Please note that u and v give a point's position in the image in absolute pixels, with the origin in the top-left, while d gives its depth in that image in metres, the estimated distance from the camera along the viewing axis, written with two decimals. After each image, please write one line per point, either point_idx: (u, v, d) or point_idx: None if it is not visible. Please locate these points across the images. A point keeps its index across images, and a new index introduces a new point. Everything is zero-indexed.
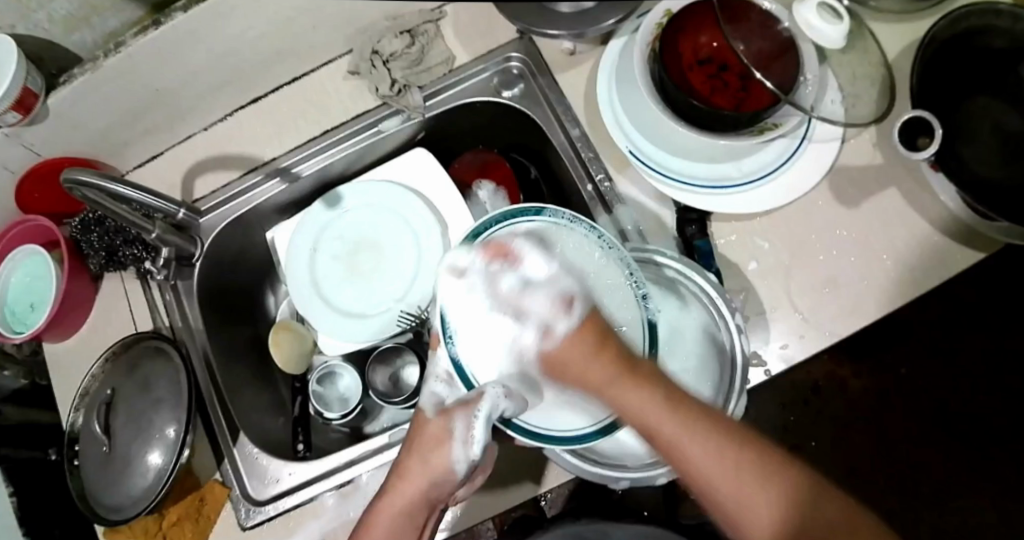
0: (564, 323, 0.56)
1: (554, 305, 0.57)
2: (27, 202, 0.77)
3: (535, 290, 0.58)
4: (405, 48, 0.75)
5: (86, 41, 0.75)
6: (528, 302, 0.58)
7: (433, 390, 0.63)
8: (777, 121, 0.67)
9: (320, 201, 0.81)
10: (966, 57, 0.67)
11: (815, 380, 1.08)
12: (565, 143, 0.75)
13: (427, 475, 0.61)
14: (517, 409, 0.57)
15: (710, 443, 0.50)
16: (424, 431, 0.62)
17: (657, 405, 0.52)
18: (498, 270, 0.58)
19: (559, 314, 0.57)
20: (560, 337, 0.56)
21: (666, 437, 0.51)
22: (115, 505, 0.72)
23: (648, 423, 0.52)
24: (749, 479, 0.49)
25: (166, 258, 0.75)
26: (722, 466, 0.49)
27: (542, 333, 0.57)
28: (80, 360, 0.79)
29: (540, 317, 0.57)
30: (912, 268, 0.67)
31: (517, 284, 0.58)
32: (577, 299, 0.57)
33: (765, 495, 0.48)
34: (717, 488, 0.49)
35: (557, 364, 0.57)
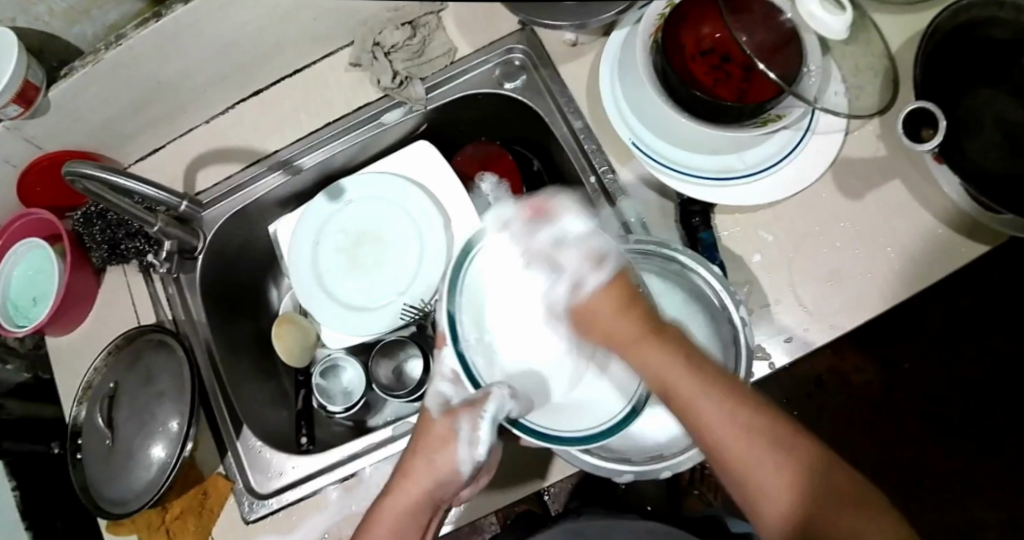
0: (595, 279, 0.59)
1: (586, 262, 0.60)
2: (29, 196, 0.77)
3: (571, 246, 0.60)
4: (407, 39, 0.75)
5: (87, 34, 0.75)
6: (563, 256, 0.61)
7: (439, 389, 0.63)
8: (780, 113, 0.66)
9: (323, 193, 0.80)
10: (970, 48, 0.67)
11: (818, 373, 1.09)
12: (567, 135, 0.75)
13: (433, 473, 0.61)
14: (524, 410, 0.57)
15: (729, 401, 0.52)
16: (429, 431, 0.62)
17: (678, 363, 0.54)
18: (536, 226, 0.61)
19: (589, 270, 0.59)
20: (590, 291, 0.59)
21: (683, 391, 0.53)
22: (117, 499, 0.72)
23: (666, 377, 0.54)
24: (762, 441, 0.50)
25: (168, 251, 0.75)
26: (738, 425, 0.51)
27: (573, 286, 0.60)
28: (83, 353, 0.79)
29: (573, 272, 0.60)
30: (915, 260, 0.67)
31: (551, 240, 0.61)
32: (609, 257, 0.60)
33: (778, 455, 0.50)
34: (732, 446, 0.51)
35: (588, 317, 0.60)
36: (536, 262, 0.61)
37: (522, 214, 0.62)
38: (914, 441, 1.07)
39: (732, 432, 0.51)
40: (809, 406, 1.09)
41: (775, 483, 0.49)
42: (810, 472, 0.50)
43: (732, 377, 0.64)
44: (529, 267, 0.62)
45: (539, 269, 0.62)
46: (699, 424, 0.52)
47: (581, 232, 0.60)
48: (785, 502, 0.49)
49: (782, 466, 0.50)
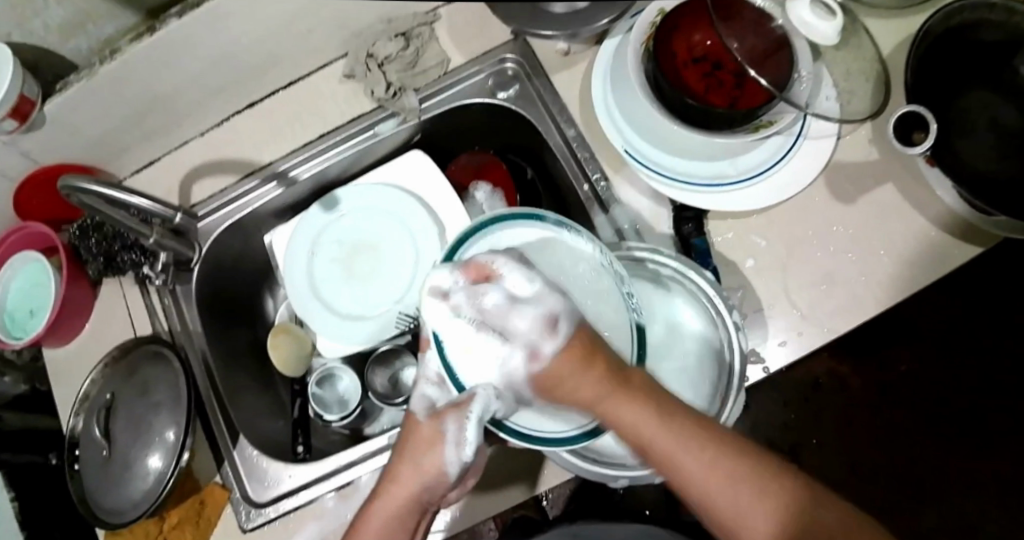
0: (551, 346, 0.54)
1: (541, 326, 0.54)
2: (27, 209, 0.77)
3: (520, 308, 0.55)
4: (400, 50, 0.76)
5: (83, 48, 0.75)
6: (514, 319, 0.55)
7: (424, 392, 0.60)
8: (772, 118, 0.67)
9: (318, 203, 0.81)
10: (960, 52, 0.67)
11: (815, 376, 1.10)
12: (560, 145, 0.75)
13: (419, 477, 0.59)
14: (507, 410, 0.56)
15: (710, 453, 0.51)
16: (415, 434, 0.59)
17: (650, 418, 0.52)
18: (479, 290, 0.55)
19: (545, 336, 0.54)
20: (546, 360, 0.54)
21: (660, 450, 0.51)
22: (113, 509, 0.72)
23: (642, 436, 0.52)
24: (746, 488, 0.50)
25: (164, 263, 0.75)
26: (722, 477, 0.50)
27: (529, 354, 0.55)
28: (79, 366, 0.79)
29: (526, 337, 0.55)
30: (909, 264, 0.67)
31: (502, 302, 0.55)
32: (562, 318, 0.54)
33: (765, 501, 0.49)
34: (719, 501, 0.50)
35: (552, 382, 0.54)
36: (488, 325, 0.56)
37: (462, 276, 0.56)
38: (912, 442, 1.07)
39: (721, 491, 0.50)
40: (806, 409, 1.09)
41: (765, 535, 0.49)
42: (801, 515, 0.49)
43: (725, 382, 0.64)
44: (483, 330, 0.56)
45: (495, 333, 0.56)
46: (683, 481, 0.51)
47: (531, 292, 0.54)
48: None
49: (772, 513, 0.49)
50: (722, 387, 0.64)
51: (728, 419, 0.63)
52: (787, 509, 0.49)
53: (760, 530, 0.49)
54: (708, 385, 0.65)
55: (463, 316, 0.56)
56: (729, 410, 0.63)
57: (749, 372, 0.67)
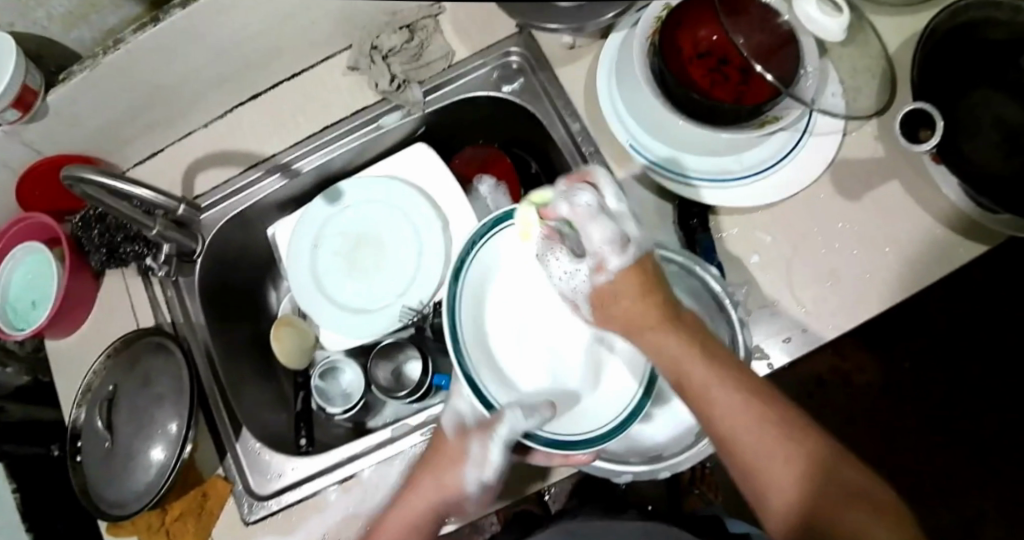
0: (617, 260, 0.56)
1: (610, 240, 0.56)
2: (27, 200, 0.77)
3: (603, 219, 0.56)
4: (405, 42, 0.75)
5: (86, 39, 0.75)
6: (591, 228, 0.56)
7: (456, 408, 0.63)
8: (777, 114, 0.66)
9: (321, 196, 0.80)
10: (969, 49, 0.67)
11: (819, 374, 1.10)
12: (565, 138, 0.75)
13: (439, 494, 0.60)
14: (544, 420, 0.60)
15: (742, 392, 0.51)
16: (441, 449, 0.62)
17: (692, 351, 0.53)
18: (574, 190, 0.57)
19: (611, 250, 0.56)
20: (611, 274, 0.56)
21: (697, 383, 0.52)
22: (116, 501, 0.72)
23: (681, 367, 0.53)
24: (773, 431, 0.49)
25: (167, 254, 0.75)
26: (751, 418, 0.50)
27: (594, 268, 0.57)
28: (82, 357, 0.79)
29: (595, 247, 0.56)
30: (914, 260, 0.67)
31: (590, 205, 0.56)
32: (633, 241, 0.56)
33: (789, 446, 0.49)
34: (744, 440, 0.50)
35: (608, 298, 0.57)
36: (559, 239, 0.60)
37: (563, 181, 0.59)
38: (914, 441, 1.07)
39: (741, 419, 0.50)
40: (808, 407, 1.09)
41: (786, 476, 0.48)
42: (821, 469, 0.48)
43: None
44: (549, 247, 0.62)
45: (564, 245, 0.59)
46: (713, 419, 0.51)
47: (618, 208, 0.57)
48: (793, 495, 0.48)
49: (793, 459, 0.49)
50: None
51: None
52: (812, 460, 0.48)
53: (779, 474, 0.48)
54: None
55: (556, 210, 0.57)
56: None
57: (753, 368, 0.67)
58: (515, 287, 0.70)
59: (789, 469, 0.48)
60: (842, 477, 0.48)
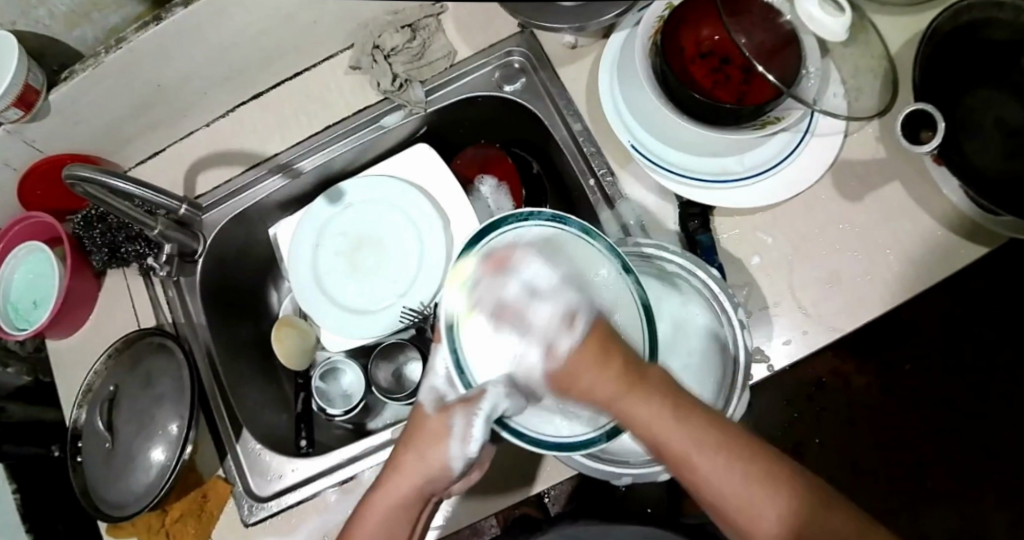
0: (567, 340, 0.55)
1: (557, 321, 0.56)
2: (30, 199, 0.77)
3: (539, 303, 0.56)
4: (406, 42, 0.75)
5: (87, 38, 0.75)
6: (533, 313, 0.57)
7: (433, 384, 0.61)
8: (779, 114, 0.66)
9: (323, 196, 0.81)
10: (971, 50, 0.67)
11: (819, 375, 1.09)
12: (567, 138, 0.75)
13: (424, 469, 0.60)
14: (517, 409, 0.54)
15: (721, 452, 0.50)
16: (423, 426, 0.60)
17: (667, 415, 0.52)
18: (500, 279, 0.57)
19: (560, 331, 0.55)
20: (564, 355, 0.55)
21: (676, 449, 0.51)
22: (117, 502, 0.72)
23: (655, 434, 0.52)
24: (755, 486, 0.49)
25: (168, 254, 0.75)
26: (733, 478, 0.50)
27: (546, 349, 0.56)
28: (83, 356, 0.79)
29: (543, 333, 0.56)
30: (915, 262, 0.66)
31: (522, 290, 0.56)
32: (580, 316, 0.55)
33: (772, 500, 0.49)
34: (727, 498, 0.50)
35: (568, 381, 0.55)
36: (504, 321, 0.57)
37: (484, 269, 0.57)
38: (915, 444, 1.07)
39: (722, 481, 0.50)
40: (810, 409, 1.09)
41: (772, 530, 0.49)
42: (806, 515, 0.49)
43: (729, 378, 0.64)
44: (500, 328, 0.57)
45: (508, 329, 0.57)
46: (696, 481, 0.51)
47: (553, 284, 0.56)
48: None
49: (778, 513, 0.49)
50: (728, 383, 0.64)
51: (734, 412, 0.63)
52: (796, 510, 0.49)
53: (762, 522, 0.49)
54: (712, 384, 0.64)
55: (482, 307, 0.57)
56: (734, 404, 0.63)
57: (753, 371, 0.67)
58: None
59: (774, 520, 0.49)
60: (826, 521, 0.48)
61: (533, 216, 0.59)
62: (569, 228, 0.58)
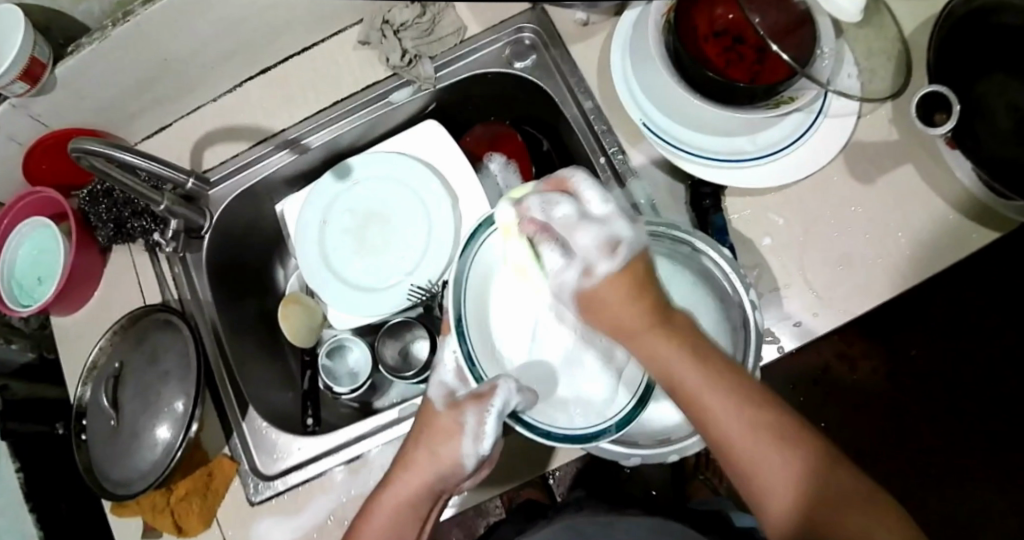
0: (607, 265, 0.56)
1: (599, 247, 0.56)
2: (35, 173, 0.77)
3: (587, 224, 0.56)
4: (416, 17, 0.74)
5: (94, 10, 0.73)
6: (577, 237, 0.57)
7: (442, 380, 0.63)
8: (793, 95, 0.65)
9: (330, 172, 0.80)
10: (985, 33, 0.66)
11: (825, 361, 1.09)
12: (577, 116, 0.74)
13: (436, 465, 0.60)
14: (527, 403, 0.58)
15: (736, 397, 0.50)
16: (433, 423, 0.61)
17: (686, 356, 0.52)
18: (555, 199, 0.57)
19: (601, 257, 0.56)
20: (601, 277, 0.56)
21: (688, 387, 0.51)
22: (122, 481, 0.72)
23: (671, 367, 0.53)
24: (774, 441, 0.49)
25: (175, 230, 0.74)
26: (746, 421, 0.49)
27: (584, 271, 0.57)
28: (88, 333, 0.79)
29: (582, 253, 0.57)
30: (926, 245, 0.66)
31: (572, 214, 0.56)
32: (623, 244, 0.56)
33: (787, 456, 0.48)
34: (742, 448, 0.49)
35: (596, 303, 0.56)
36: (545, 235, 0.58)
37: (537, 190, 0.58)
38: (919, 432, 1.07)
39: (735, 425, 0.49)
40: (815, 393, 1.09)
41: (782, 480, 0.48)
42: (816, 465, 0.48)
43: (741, 360, 0.63)
44: (540, 240, 0.58)
45: (552, 245, 0.58)
46: (705, 422, 0.51)
47: (601, 213, 0.56)
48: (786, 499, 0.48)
49: (791, 469, 0.48)
50: (739, 363, 0.63)
51: None
52: (805, 463, 0.48)
53: (773, 475, 0.48)
54: None
55: (533, 213, 0.57)
56: None
57: (764, 352, 0.66)
58: (507, 290, 0.65)
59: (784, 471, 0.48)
60: (841, 485, 0.47)
61: None
62: (595, 187, 0.60)
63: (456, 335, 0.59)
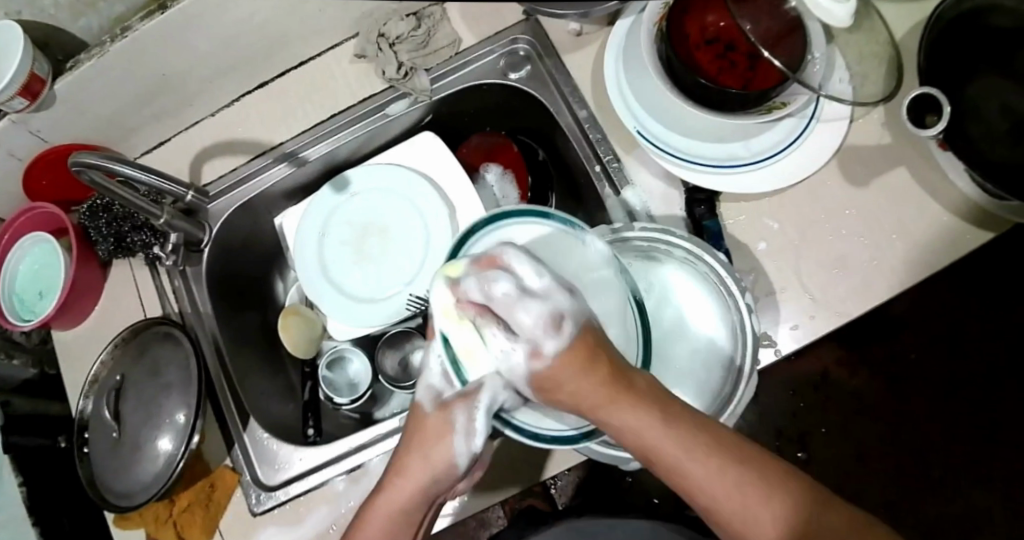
0: (553, 343, 0.51)
1: (542, 324, 0.51)
2: (36, 189, 0.77)
3: (529, 302, 0.51)
4: (411, 30, 0.75)
5: (93, 25, 0.74)
6: (518, 315, 0.52)
7: (429, 383, 0.59)
8: (785, 100, 0.66)
9: (328, 185, 0.80)
10: (974, 36, 0.67)
11: (824, 366, 1.09)
12: (572, 124, 0.75)
13: (429, 468, 0.59)
14: (516, 402, 0.56)
15: (715, 458, 0.49)
16: (423, 426, 0.59)
17: (657, 425, 0.50)
18: (485, 276, 0.52)
19: (546, 334, 0.51)
20: (550, 357, 0.51)
21: (665, 454, 0.50)
22: (125, 492, 0.72)
23: (644, 438, 0.50)
24: (756, 491, 0.49)
25: (175, 244, 0.75)
26: (730, 481, 0.49)
27: (531, 350, 0.52)
28: (89, 347, 0.79)
29: (528, 332, 0.51)
30: (921, 247, 0.67)
31: (510, 291, 0.51)
32: (568, 317, 0.51)
33: (773, 505, 0.49)
34: (726, 504, 0.49)
35: (550, 384, 0.52)
36: (487, 318, 0.54)
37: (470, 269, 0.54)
38: (919, 433, 1.07)
39: (717, 482, 0.49)
40: (816, 398, 1.09)
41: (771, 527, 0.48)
42: (801, 512, 0.49)
43: (735, 365, 0.64)
44: (481, 319, 0.54)
45: (493, 322, 0.54)
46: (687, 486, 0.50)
47: (543, 285, 0.52)
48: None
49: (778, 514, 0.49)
50: (734, 367, 0.64)
51: (741, 396, 0.63)
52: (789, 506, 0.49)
53: (762, 524, 0.49)
54: (720, 366, 0.65)
55: (467, 294, 0.53)
56: (741, 387, 0.63)
57: (761, 355, 0.67)
58: None
59: (773, 520, 0.49)
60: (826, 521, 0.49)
61: (549, 216, 0.60)
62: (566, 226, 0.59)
63: (441, 343, 0.56)
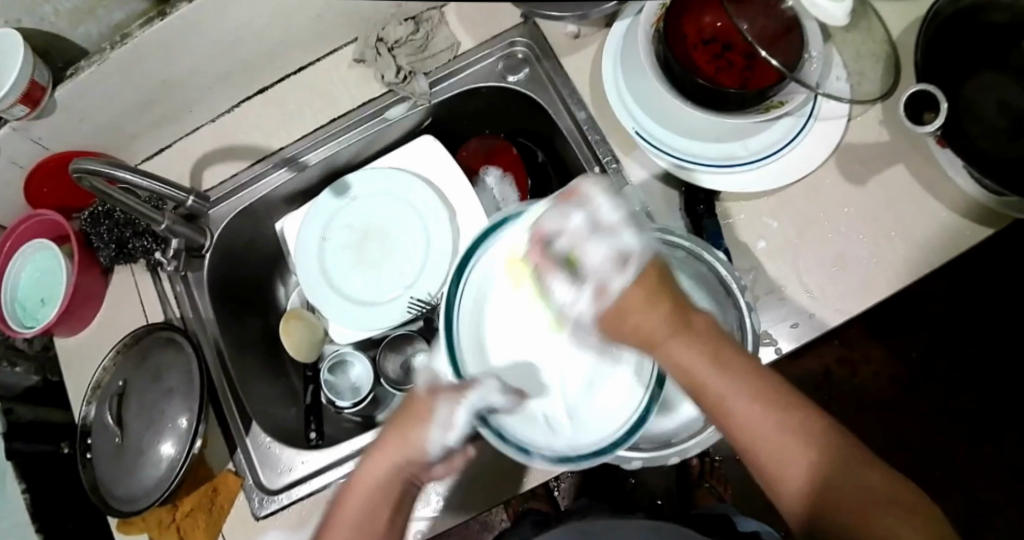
0: (620, 280, 0.54)
1: (610, 260, 0.55)
2: (37, 197, 0.77)
3: (599, 239, 0.55)
4: (410, 34, 0.75)
5: (92, 33, 0.74)
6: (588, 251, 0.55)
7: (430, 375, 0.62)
8: (783, 99, 0.66)
9: (328, 189, 0.81)
10: (972, 33, 0.67)
11: (826, 366, 1.10)
12: (571, 127, 0.75)
13: (403, 451, 0.57)
14: (510, 410, 0.59)
15: (761, 399, 0.51)
16: (409, 406, 0.59)
17: (706, 358, 0.52)
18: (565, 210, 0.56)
19: (613, 271, 0.54)
20: (614, 295, 0.54)
21: (708, 384, 0.52)
22: (127, 497, 0.72)
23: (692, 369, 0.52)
24: (790, 431, 0.49)
25: (177, 249, 0.75)
26: (769, 418, 0.50)
27: (598, 289, 0.55)
28: (91, 353, 0.79)
29: (594, 269, 0.55)
30: (919, 243, 0.67)
31: (585, 225, 0.55)
32: (634, 256, 0.55)
33: (804, 447, 0.49)
34: (760, 437, 0.50)
35: (615, 319, 0.55)
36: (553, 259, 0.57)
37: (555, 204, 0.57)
38: (920, 429, 1.07)
39: (751, 414, 0.50)
40: (817, 398, 1.09)
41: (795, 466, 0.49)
42: (830, 458, 0.48)
43: None
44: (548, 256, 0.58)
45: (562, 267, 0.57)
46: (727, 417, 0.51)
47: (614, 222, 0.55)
48: (800, 487, 0.49)
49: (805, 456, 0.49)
50: None
51: None
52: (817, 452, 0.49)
53: (787, 464, 0.49)
54: None
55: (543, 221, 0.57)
56: None
57: (762, 353, 0.67)
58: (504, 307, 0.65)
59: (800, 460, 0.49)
60: (853, 480, 0.48)
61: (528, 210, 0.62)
62: None
63: (450, 362, 0.61)
